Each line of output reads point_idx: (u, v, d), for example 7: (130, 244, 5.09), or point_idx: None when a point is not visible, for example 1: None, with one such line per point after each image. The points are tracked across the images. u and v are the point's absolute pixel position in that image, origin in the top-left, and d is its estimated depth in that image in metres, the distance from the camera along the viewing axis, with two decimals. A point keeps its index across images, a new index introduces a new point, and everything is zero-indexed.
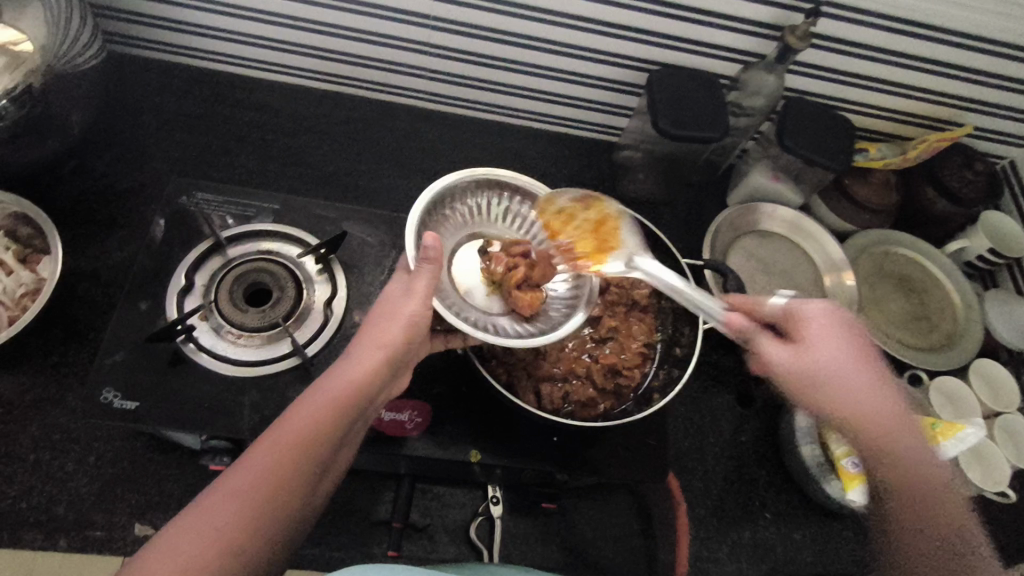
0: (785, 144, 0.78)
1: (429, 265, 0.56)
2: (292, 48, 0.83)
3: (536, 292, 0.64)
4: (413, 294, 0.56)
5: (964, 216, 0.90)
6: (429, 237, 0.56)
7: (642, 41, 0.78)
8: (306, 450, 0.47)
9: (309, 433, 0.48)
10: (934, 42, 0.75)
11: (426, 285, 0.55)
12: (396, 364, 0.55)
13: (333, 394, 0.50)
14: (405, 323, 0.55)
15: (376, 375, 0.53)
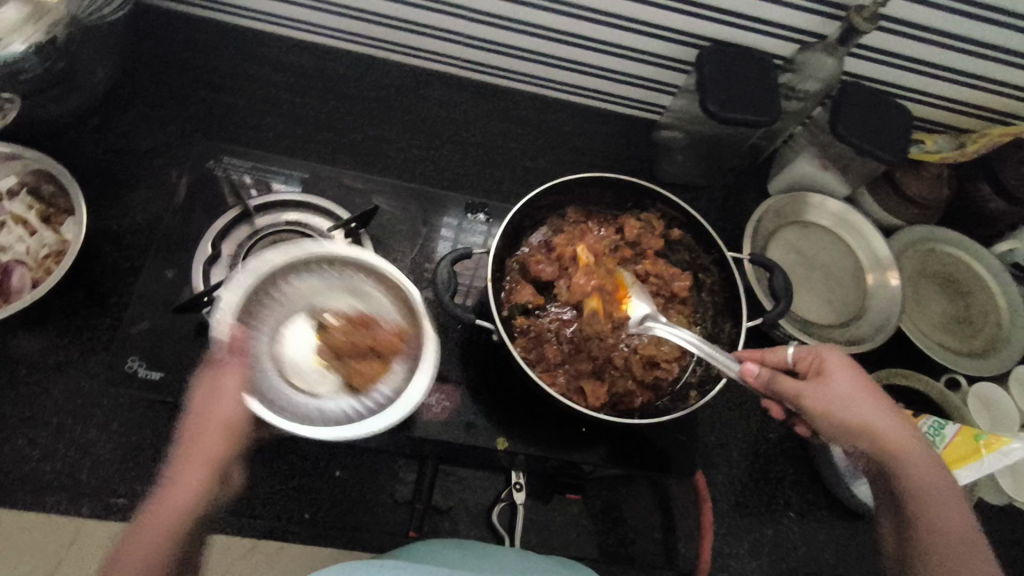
0: (838, 132, 0.74)
1: (235, 359, 0.50)
2: (321, 6, 0.79)
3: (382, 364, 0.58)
4: (225, 393, 0.49)
5: (1017, 216, 0.86)
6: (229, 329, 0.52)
7: (696, 16, 0.74)
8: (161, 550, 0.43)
9: (175, 527, 0.44)
10: (1009, 29, 0.70)
11: (234, 381, 0.49)
12: (236, 455, 0.49)
13: (204, 458, 0.46)
14: (235, 409, 0.48)
15: (222, 463, 0.47)
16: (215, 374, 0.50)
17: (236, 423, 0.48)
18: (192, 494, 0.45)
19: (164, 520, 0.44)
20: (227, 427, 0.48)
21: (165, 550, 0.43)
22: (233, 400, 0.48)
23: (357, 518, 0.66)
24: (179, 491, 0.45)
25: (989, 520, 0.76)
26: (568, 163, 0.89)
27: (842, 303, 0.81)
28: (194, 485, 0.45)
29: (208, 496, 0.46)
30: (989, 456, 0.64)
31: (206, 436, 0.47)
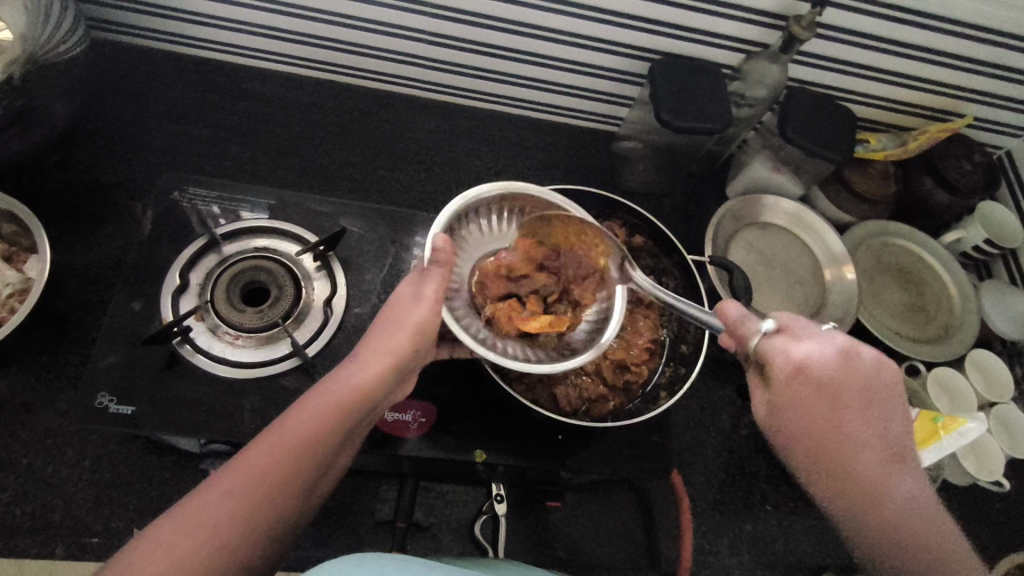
0: (787, 136, 0.77)
1: (439, 269, 0.54)
2: (282, 35, 0.80)
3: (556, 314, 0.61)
4: (423, 301, 0.54)
5: (961, 208, 0.90)
6: (439, 240, 0.54)
7: (646, 31, 0.77)
8: (298, 452, 0.47)
9: (308, 437, 0.48)
10: (938, 33, 0.75)
11: (436, 288, 0.54)
12: (402, 373, 0.54)
13: (317, 414, 0.49)
14: (412, 331, 0.54)
15: (384, 381, 0.53)
16: (415, 283, 0.55)
17: (372, 389, 0.52)
18: (295, 443, 0.47)
19: (298, 428, 0.48)
20: (415, 330, 0.54)
21: (294, 457, 0.47)
22: (429, 308, 0.54)
23: (339, 541, 0.66)
24: (291, 438, 0.47)
25: (955, 500, 0.79)
26: (533, 177, 0.91)
27: (802, 298, 0.84)
28: (312, 420, 0.49)
29: (356, 407, 0.51)
30: (947, 438, 0.67)
31: (325, 403, 0.50)
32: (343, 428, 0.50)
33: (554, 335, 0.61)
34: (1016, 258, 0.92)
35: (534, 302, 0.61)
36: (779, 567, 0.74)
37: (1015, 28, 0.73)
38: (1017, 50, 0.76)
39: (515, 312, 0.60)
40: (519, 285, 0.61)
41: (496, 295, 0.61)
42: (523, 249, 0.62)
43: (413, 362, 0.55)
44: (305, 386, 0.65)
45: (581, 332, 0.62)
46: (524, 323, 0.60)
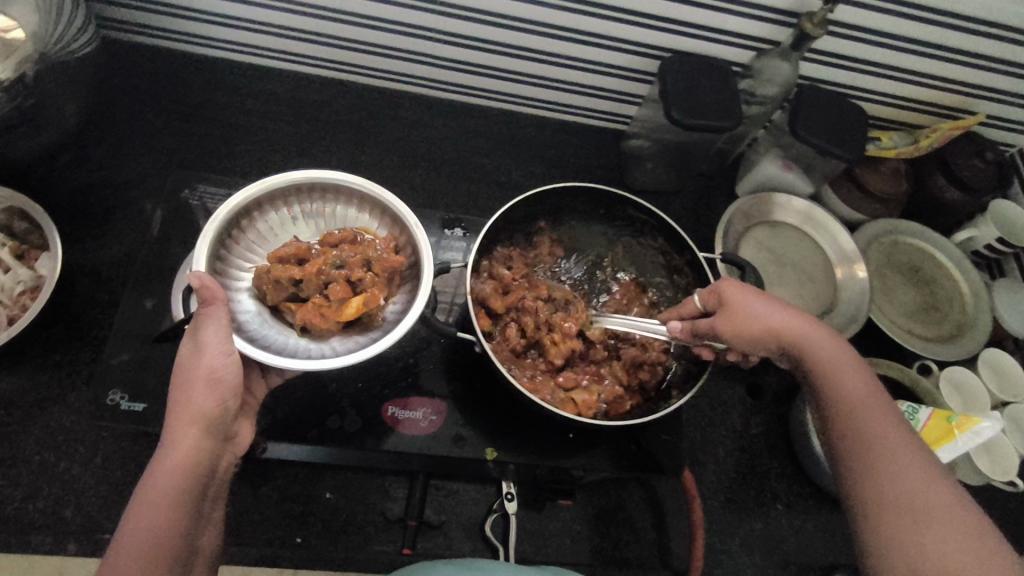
0: (798, 134, 0.77)
1: (214, 307, 0.51)
2: (288, 33, 0.80)
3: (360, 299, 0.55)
4: (206, 347, 0.51)
5: (973, 206, 0.89)
6: (195, 278, 0.50)
7: (655, 28, 0.76)
8: (154, 556, 0.44)
9: (156, 538, 0.44)
10: (952, 29, 0.74)
11: (217, 328, 0.51)
12: (217, 429, 0.51)
13: (156, 502, 0.46)
14: (208, 384, 0.51)
15: (202, 452, 0.50)
16: (192, 333, 0.52)
17: (199, 456, 0.49)
18: (144, 554, 0.43)
19: (143, 532, 0.44)
20: (211, 379, 0.51)
21: (156, 559, 0.44)
22: (219, 351, 0.51)
23: (350, 539, 0.66)
24: (145, 533, 0.44)
25: None
26: (541, 175, 0.91)
27: (814, 297, 0.83)
28: (158, 519, 0.45)
29: (192, 484, 0.48)
30: (963, 436, 0.66)
31: (158, 495, 0.46)
32: (189, 503, 0.47)
33: (372, 311, 0.56)
34: None
35: (336, 289, 0.55)
36: (791, 566, 0.73)
37: None
38: None
39: (321, 306, 0.55)
40: (309, 287, 0.56)
41: (295, 306, 0.56)
42: (293, 253, 0.57)
43: (224, 415, 0.52)
44: (315, 383, 0.65)
45: (399, 304, 0.58)
46: (339, 316, 0.55)
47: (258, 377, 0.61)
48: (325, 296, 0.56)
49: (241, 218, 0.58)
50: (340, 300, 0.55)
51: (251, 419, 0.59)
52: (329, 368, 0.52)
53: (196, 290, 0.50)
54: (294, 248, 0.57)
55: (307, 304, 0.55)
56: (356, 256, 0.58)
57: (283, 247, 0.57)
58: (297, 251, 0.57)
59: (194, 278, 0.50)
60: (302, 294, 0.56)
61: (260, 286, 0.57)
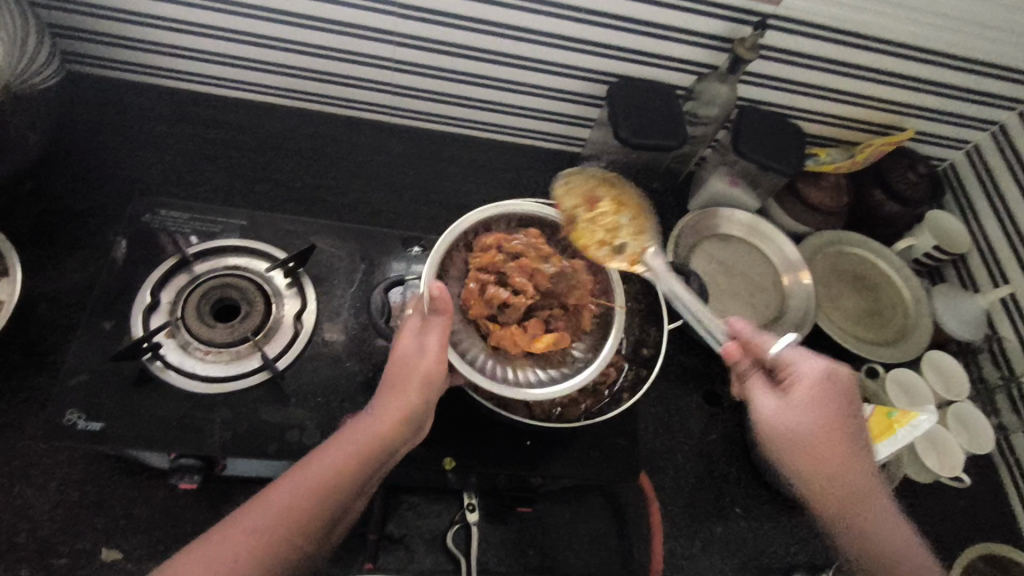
0: (739, 151, 0.81)
1: (439, 316, 0.57)
2: (253, 65, 0.84)
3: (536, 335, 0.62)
4: (427, 347, 0.56)
5: (911, 216, 0.94)
6: (435, 287, 0.57)
7: (601, 55, 0.81)
8: (315, 500, 0.50)
9: (326, 483, 0.51)
10: (876, 52, 0.80)
11: (438, 337, 0.56)
12: (416, 420, 0.56)
13: (333, 465, 0.52)
14: (422, 375, 0.56)
15: (397, 431, 0.54)
16: (416, 330, 0.58)
17: (388, 440, 0.54)
18: (310, 490, 0.50)
19: (324, 472, 0.51)
20: (424, 379, 0.56)
21: (323, 499, 0.50)
22: (434, 353, 0.56)
23: None
24: (312, 482, 0.51)
25: (922, 497, 0.81)
26: (501, 196, 0.94)
27: (763, 306, 0.86)
28: (333, 467, 0.52)
29: (374, 458, 0.53)
30: (901, 431, 0.68)
31: (342, 449, 0.53)
32: (358, 477, 0.52)
33: (559, 350, 0.63)
34: (965, 262, 0.96)
35: (534, 324, 0.62)
36: (751, 569, 0.74)
37: (942, 47, 0.79)
38: (949, 67, 0.82)
39: (518, 335, 0.61)
40: (509, 313, 0.62)
41: (492, 327, 0.62)
42: (483, 262, 0.64)
43: (425, 413, 0.56)
44: (275, 399, 0.66)
45: (582, 342, 0.65)
46: (529, 346, 0.61)
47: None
48: (521, 327, 0.62)
49: (454, 249, 0.65)
50: (534, 332, 0.62)
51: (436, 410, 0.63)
52: (517, 396, 0.58)
53: (434, 299, 0.56)
54: (518, 262, 0.64)
55: (503, 329, 0.61)
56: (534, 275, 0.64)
57: (491, 256, 0.64)
58: (521, 266, 0.64)
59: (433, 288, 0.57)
60: (501, 317, 0.62)
61: (468, 301, 0.62)
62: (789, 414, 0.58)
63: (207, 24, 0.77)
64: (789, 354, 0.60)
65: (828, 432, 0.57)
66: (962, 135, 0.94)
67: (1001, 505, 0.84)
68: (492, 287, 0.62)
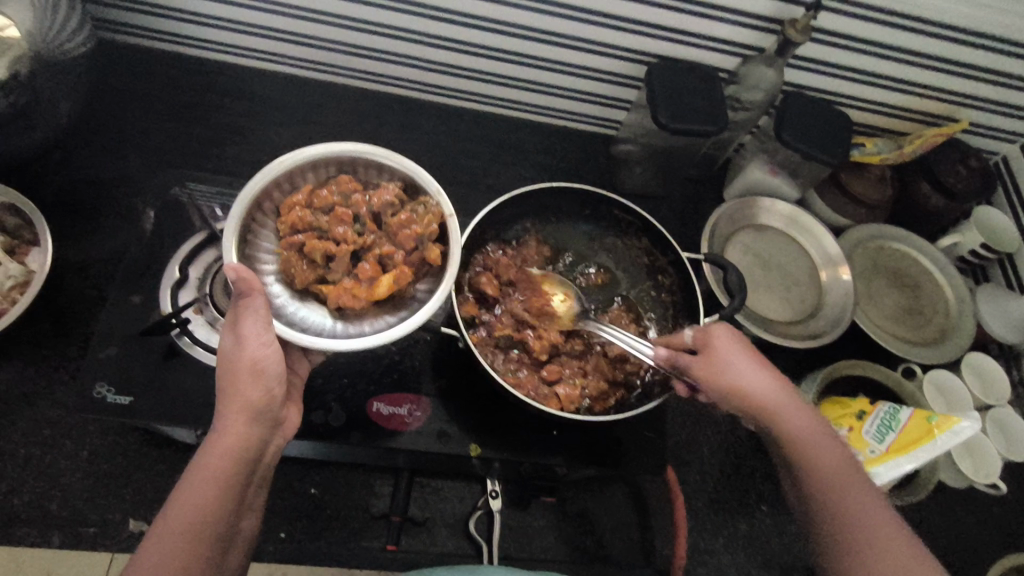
0: (782, 138, 0.78)
1: (252, 297, 0.50)
2: (283, 37, 0.82)
3: (374, 282, 0.55)
4: (244, 340, 0.51)
5: (958, 212, 0.91)
6: (230, 270, 0.49)
7: (642, 34, 0.78)
8: (197, 533, 0.45)
9: (199, 517, 0.46)
10: (934, 37, 0.75)
11: (254, 320, 0.50)
12: (265, 417, 0.52)
13: (202, 494, 0.46)
14: (255, 373, 0.51)
15: (251, 438, 0.50)
16: (231, 326, 0.52)
17: (245, 446, 0.50)
18: (189, 526, 0.45)
19: (191, 506, 0.46)
20: (254, 370, 0.51)
21: (203, 530, 0.45)
22: (261, 344, 0.51)
23: (335, 535, 0.66)
24: (183, 518, 0.45)
25: (953, 503, 0.79)
26: (531, 178, 0.92)
27: (799, 301, 0.84)
28: (201, 500, 0.46)
29: (240, 471, 0.49)
30: (940, 436, 0.66)
31: (203, 478, 0.47)
32: (232, 496, 0.48)
33: (402, 288, 0.55)
34: (1012, 261, 0.92)
35: (367, 270, 0.55)
36: (774, 567, 0.73)
37: (1006, 33, 0.74)
38: (1012, 55, 0.77)
39: (353, 288, 0.54)
40: (337, 267, 0.55)
41: (326, 289, 0.55)
42: (293, 221, 0.55)
43: (270, 404, 0.53)
44: None
45: (427, 276, 0.57)
46: (371, 296, 0.54)
47: (300, 356, 0.61)
48: (355, 278, 0.55)
49: (255, 213, 0.55)
50: (370, 279, 0.55)
51: (297, 402, 0.59)
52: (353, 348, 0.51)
53: (234, 283, 0.49)
54: (333, 211, 0.56)
55: (337, 286, 0.54)
56: (360, 216, 0.57)
57: (294, 213, 0.55)
58: (336, 216, 0.56)
59: (230, 270, 0.49)
60: (330, 276, 0.55)
61: (289, 268, 0.55)
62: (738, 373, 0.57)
63: None
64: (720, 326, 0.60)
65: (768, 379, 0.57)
66: (1018, 128, 0.89)
67: None
68: (309, 246, 0.55)
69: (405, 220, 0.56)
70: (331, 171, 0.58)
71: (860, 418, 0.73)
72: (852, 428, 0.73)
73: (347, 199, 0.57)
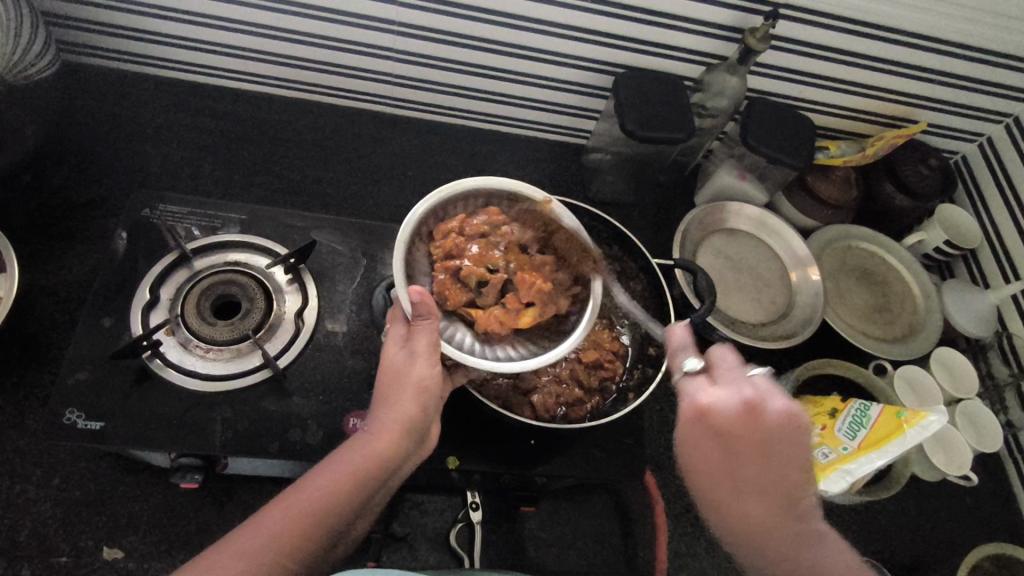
0: (748, 143, 0.79)
1: (427, 320, 0.55)
2: (252, 55, 0.82)
3: (523, 311, 0.60)
4: (418, 357, 0.56)
5: (921, 211, 0.93)
6: (415, 292, 0.54)
7: (608, 45, 0.79)
8: (322, 513, 0.49)
9: (331, 498, 0.50)
10: (890, 42, 0.78)
11: (428, 341, 0.55)
12: (415, 433, 0.55)
13: (337, 481, 0.51)
14: (415, 391, 0.56)
15: (395, 448, 0.54)
16: (408, 339, 0.57)
17: (382, 461, 0.53)
18: (320, 502, 0.49)
19: (325, 487, 0.50)
20: (418, 389, 0.56)
21: (328, 514, 0.49)
22: (428, 365, 0.56)
23: None
24: (318, 495, 0.50)
25: (926, 496, 0.81)
26: None
27: (770, 302, 0.85)
28: (338, 485, 0.50)
29: (376, 473, 0.52)
30: (910, 431, 0.66)
31: (343, 468, 0.51)
32: (361, 493, 0.51)
33: (546, 320, 0.60)
34: (975, 258, 0.95)
35: (514, 300, 0.60)
36: None
37: (958, 37, 0.77)
38: (965, 58, 0.80)
39: (502, 314, 0.59)
40: (487, 293, 0.60)
41: (475, 313, 0.59)
42: (449, 248, 0.60)
43: (425, 422, 0.56)
44: (278, 396, 0.65)
45: (570, 310, 0.62)
46: (516, 322, 0.59)
47: None
48: (503, 306, 0.60)
49: (416, 240, 0.60)
50: (515, 308, 0.60)
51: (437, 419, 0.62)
52: (508, 370, 0.55)
53: (416, 303, 0.54)
54: (487, 242, 0.61)
55: (486, 312, 0.59)
56: (507, 247, 0.62)
57: (450, 239, 0.60)
58: (488, 244, 0.61)
59: (415, 292, 0.54)
60: (481, 301, 0.60)
61: (444, 291, 0.59)
62: (711, 404, 0.52)
63: (205, 13, 0.75)
64: (724, 351, 0.56)
65: (755, 429, 0.51)
66: (975, 128, 0.92)
67: (1008, 505, 0.83)
68: (466, 270, 0.60)
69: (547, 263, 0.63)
70: (481, 203, 0.63)
71: (833, 416, 0.75)
72: (825, 427, 0.74)
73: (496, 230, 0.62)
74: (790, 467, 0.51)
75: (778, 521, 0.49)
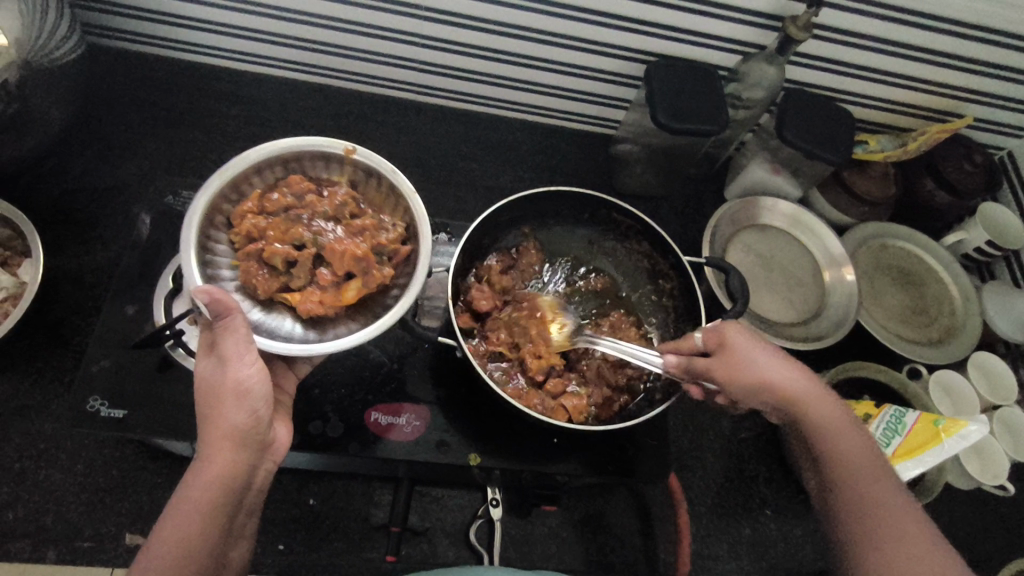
0: (784, 136, 0.76)
1: (227, 318, 0.49)
2: (276, 40, 0.81)
3: (343, 284, 0.55)
4: (228, 360, 0.49)
5: (962, 209, 0.89)
6: (201, 292, 0.48)
7: (641, 33, 0.77)
8: (185, 563, 0.44)
9: (184, 550, 0.44)
10: (939, 32, 0.74)
11: (237, 339, 0.49)
12: (252, 443, 0.50)
13: (187, 523, 0.45)
14: (243, 402, 0.50)
15: (237, 468, 0.48)
16: (216, 350, 0.50)
17: (233, 474, 0.48)
18: (173, 556, 0.43)
19: (177, 537, 0.44)
20: (237, 393, 0.49)
21: (190, 562, 0.44)
22: (253, 365, 0.49)
23: (333, 546, 0.66)
24: (170, 549, 0.44)
25: (958, 503, 0.78)
26: (529, 179, 0.92)
27: (802, 301, 0.83)
28: (191, 529, 0.45)
29: (228, 500, 0.47)
30: (949, 440, 0.66)
31: (190, 508, 0.45)
32: (219, 528, 0.46)
33: (375, 290, 0.56)
34: (1018, 259, 0.91)
35: (331, 276, 0.55)
36: (778, 572, 0.73)
37: (1013, 27, 0.73)
38: (1017, 49, 0.76)
39: (320, 294, 0.55)
40: (298, 274, 0.55)
41: (292, 298, 0.54)
42: (248, 232, 0.55)
43: (258, 428, 0.51)
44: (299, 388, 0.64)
45: (401, 275, 0.57)
46: (340, 300, 0.55)
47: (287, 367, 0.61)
48: (318, 284, 0.55)
49: (207, 225, 0.54)
50: (336, 283, 0.56)
51: (284, 419, 0.57)
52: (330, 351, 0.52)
53: (206, 306, 0.48)
54: (289, 215, 0.56)
55: (303, 294, 0.54)
56: (314, 218, 0.57)
57: (246, 222, 0.55)
58: (290, 218, 0.56)
59: (202, 292, 0.48)
60: (295, 283, 0.55)
61: (250, 279, 0.54)
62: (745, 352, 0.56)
63: None
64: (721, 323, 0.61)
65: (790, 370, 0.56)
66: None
67: None
68: (267, 249, 0.54)
69: (368, 228, 0.58)
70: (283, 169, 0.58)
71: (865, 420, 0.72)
72: None
73: (303, 201, 0.58)
74: (829, 407, 0.56)
75: (868, 455, 0.54)
